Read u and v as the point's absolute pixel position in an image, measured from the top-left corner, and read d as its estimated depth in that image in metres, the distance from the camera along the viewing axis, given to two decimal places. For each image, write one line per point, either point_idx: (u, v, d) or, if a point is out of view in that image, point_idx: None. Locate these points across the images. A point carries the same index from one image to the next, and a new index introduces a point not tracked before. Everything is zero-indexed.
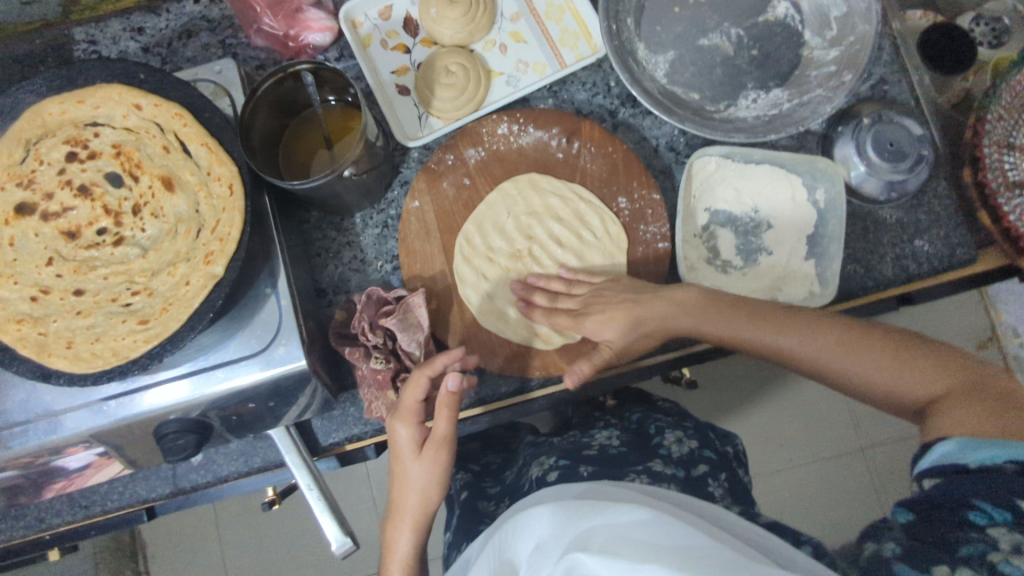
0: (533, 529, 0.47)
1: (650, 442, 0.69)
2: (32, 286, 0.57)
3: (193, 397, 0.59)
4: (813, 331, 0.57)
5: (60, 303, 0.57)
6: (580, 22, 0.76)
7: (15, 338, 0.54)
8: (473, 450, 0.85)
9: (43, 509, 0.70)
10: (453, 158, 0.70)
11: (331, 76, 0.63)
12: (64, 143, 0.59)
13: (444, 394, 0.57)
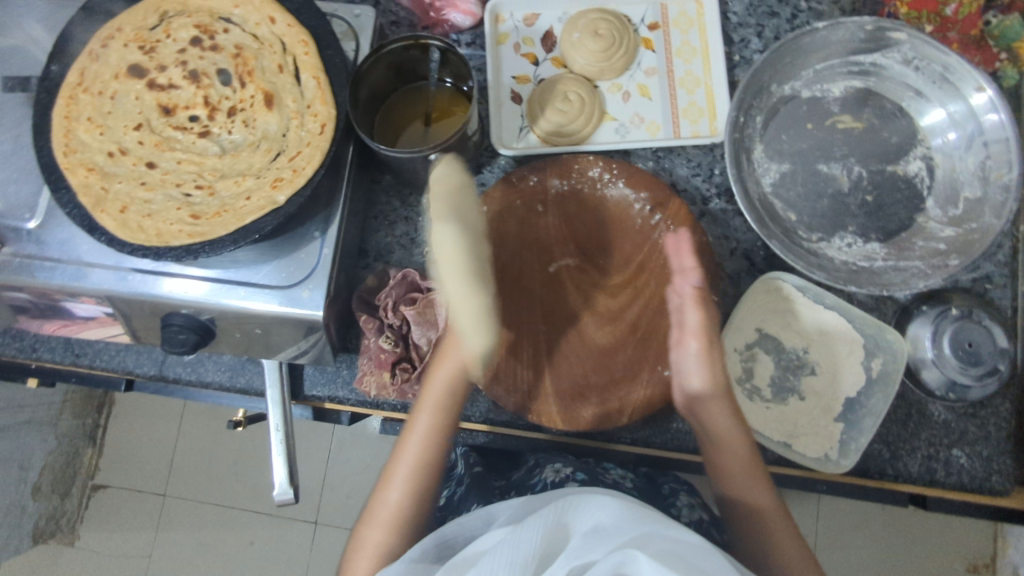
0: (589, 505, 0.49)
1: (660, 497, 0.68)
2: (114, 145, 0.59)
3: (213, 302, 0.60)
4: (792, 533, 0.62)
5: (130, 168, 0.59)
6: (710, 100, 0.74)
7: (79, 182, 0.56)
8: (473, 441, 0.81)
9: (40, 340, 0.72)
10: (536, 181, 0.69)
11: (456, 62, 0.63)
12: (197, 28, 0.62)
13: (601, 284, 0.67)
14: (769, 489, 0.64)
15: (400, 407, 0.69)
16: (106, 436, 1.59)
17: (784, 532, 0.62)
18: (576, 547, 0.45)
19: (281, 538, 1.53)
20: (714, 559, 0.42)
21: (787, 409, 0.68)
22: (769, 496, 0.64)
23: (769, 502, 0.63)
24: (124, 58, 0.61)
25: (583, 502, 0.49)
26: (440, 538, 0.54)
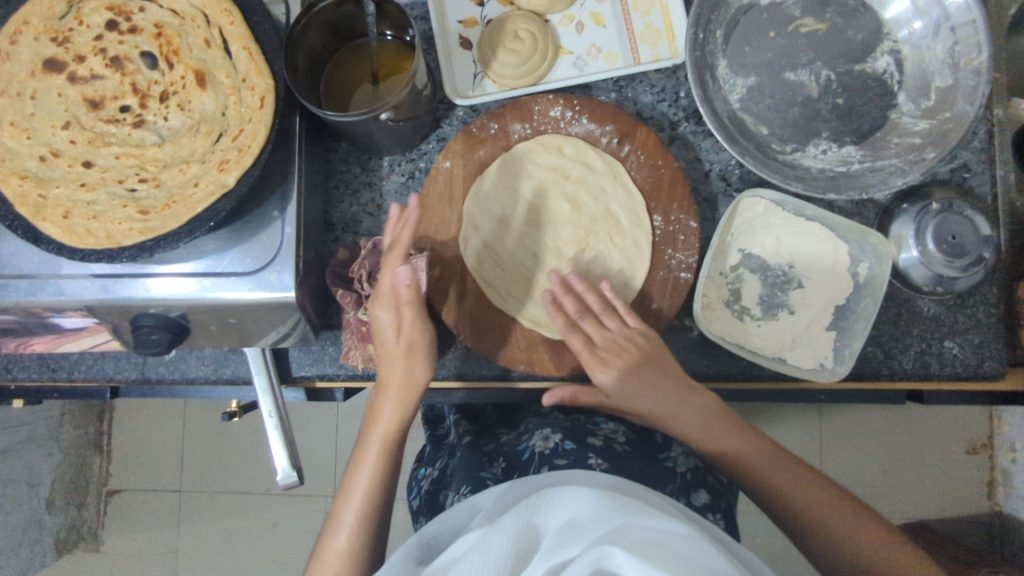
0: (561, 500, 0.47)
1: (654, 453, 0.70)
2: (45, 148, 0.56)
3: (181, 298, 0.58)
4: (808, 481, 0.57)
5: (65, 169, 0.56)
6: (666, 21, 0.71)
7: (14, 193, 0.53)
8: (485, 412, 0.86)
9: (12, 359, 0.70)
10: (496, 128, 0.67)
11: (394, 12, 0.59)
12: (110, 12, 0.57)
13: (406, 289, 0.59)
14: (757, 449, 0.59)
15: None
16: (111, 443, 1.59)
17: (797, 486, 0.57)
18: (555, 547, 0.43)
19: (300, 516, 1.55)
20: (696, 548, 0.42)
21: (778, 326, 0.67)
22: (763, 455, 0.59)
23: (761, 464, 0.58)
24: (36, 53, 0.56)
25: (554, 498, 0.47)
26: (420, 540, 0.52)
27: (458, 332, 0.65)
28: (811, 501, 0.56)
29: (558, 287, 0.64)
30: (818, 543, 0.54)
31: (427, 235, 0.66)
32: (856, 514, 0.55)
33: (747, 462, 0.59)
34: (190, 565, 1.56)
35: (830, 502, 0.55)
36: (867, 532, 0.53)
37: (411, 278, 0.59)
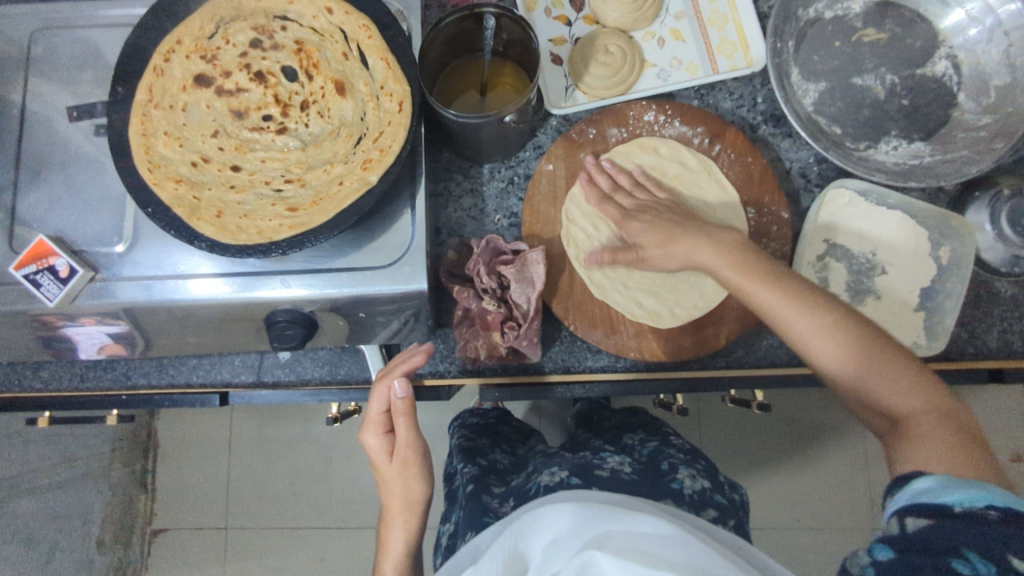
0: (544, 519, 0.53)
1: (662, 477, 0.73)
2: (196, 153, 0.60)
3: (232, 296, 0.61)
4: (834, 328, 0.56)
5: (215, 174, 0.60)
6: (741, 34, 0.77)
7: (173, 197, 0.57)
8: (483, 446, 0.97)
9: (132, 366, 0.72)
10: (594, 133, 0.73)
11: (511, 26, 0.65)
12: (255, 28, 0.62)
13: (400, 402, 0.59)
14: (784, 300, 0.57)
15: (501, 370, 0.72)
16: (156, 480, 1.56)
17: (821, 337, 0.56)
18: (544, 560, 0.49)
19: (350, 549, 1.54)
20: (678, 548, 0.47)
21: (868, 309, 0.71)
22: (789, 307, 0.56)
23: (789, 318, 0.56)
24: (188, 66, 0.61)
25: (537, 520, 0.53)
26: None
27: (568, 322, 0.69)
28: (836, 347, 0.55)
29: (592, 168, 0.70)
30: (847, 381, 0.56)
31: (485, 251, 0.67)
32: (881, 357, 0.55)
33: (775, 314, 0.57)
34: None
35: (851, 349, 0.55)
36: (890, 376, 0.54)
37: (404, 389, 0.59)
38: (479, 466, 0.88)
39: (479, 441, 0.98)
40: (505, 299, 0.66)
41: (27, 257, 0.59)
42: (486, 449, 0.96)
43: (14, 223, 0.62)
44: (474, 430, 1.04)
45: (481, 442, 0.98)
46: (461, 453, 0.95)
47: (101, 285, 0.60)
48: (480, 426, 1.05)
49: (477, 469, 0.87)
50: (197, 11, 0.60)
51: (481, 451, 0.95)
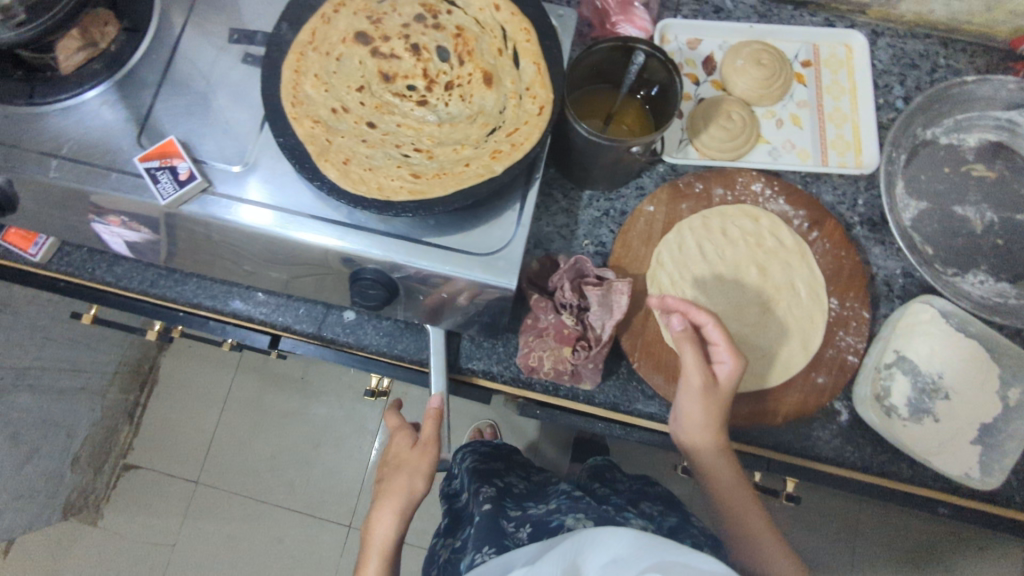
0: (600, 542, 0.53)
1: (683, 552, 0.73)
2: (337, 101, 0.63)
3: (282, 233, 0.61)
4: (733, 462, 0.69)
5: (350, 125, 0.62)
6: (856, 135, 0.80)
7: (308, 136, 0.59)
8: (497, 468, 0.97)
9: (202, 286, 0.73)
10: (700, 188, 0.75)
11: (656, 68, 0.68)
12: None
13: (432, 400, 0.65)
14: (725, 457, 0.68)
15: (550, 390, 0.71)
16: (145, 415, 1.57)
17: (733, 488, 0.69)
18: None
19: (311, 540, 1.51)
20: None
21: (923, 428, 0.71)
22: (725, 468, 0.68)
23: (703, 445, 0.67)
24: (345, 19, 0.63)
25: (593, 541, 0.53)
26: None
27: (633, 358, 0.70)
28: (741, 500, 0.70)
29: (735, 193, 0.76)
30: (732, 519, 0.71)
31: (576, 269, 0.69)
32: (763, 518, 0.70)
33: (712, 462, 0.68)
34: (183, 563, 1.49)
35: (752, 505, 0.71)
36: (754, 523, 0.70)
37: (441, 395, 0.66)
38: (495, 487, 0.89)
39: (494, 464, 0.99)
40: (581, 318, 0.67)
41: (153, 152, 0.61)
42: (501, 472, 0.96)
43: (147, 120, 0.65)
44: (489, 454, 1.04)
45: (495, 464, 0.98)
46: (475, 473, 0.95)
47: (211, 198, 0.62)
48: (494, 452, 1.05)
49: (494, 492, 0.87)
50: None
51: (496, 474, 0.95)
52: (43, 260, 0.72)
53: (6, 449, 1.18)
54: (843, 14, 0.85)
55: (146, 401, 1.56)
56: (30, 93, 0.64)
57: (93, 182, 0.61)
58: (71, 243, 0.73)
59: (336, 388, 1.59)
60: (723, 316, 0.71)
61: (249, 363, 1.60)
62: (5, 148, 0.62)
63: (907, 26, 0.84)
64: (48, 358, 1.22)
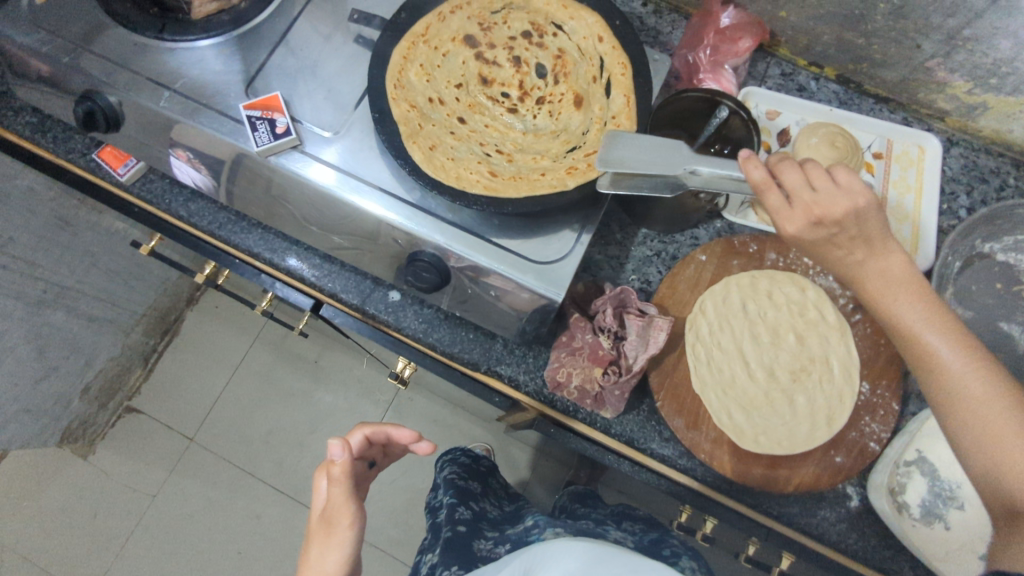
0: (558, 557, 0.49)
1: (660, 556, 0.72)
2: (436, 95, 0.67)
3: (339, 193, 0.64)
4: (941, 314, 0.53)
5: (442, 118, 0.66)
6: (914, 234, 0.81)
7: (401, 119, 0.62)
8: (474, 490, 0.97)
9: (263, 237, 0.77)
10: (754, 249, 0.77)
11: (736, 125, 0.71)
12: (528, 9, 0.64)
13: (334, 467, 0.63)
14: (930, 321, 0.53)
15: (570, 411, 0.72)
16: (158, 362, 1.60)
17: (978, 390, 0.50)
18: None
19: (286, 523, 1.50)
20: None
21: (931, 535, 0.67)
22: (918, 305, 0.53)
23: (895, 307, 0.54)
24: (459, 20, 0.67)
25: (552, 555, 0.49)
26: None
27: (658, 397, 0.71)
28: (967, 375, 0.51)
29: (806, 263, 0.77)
30: (949, 403, 0.51)
31: (622, 299, 0.70)
32: (994, 379, 0.51)
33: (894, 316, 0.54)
34: (159, 517, 1.49)
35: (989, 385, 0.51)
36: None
37: (343, 454, 0.62)
38: (471, 510, 0.88)
39: (471, 484, 0.98)
40: (618, 345, 0.69)
41: (258, 103, 0.65)
42: (479, 493, 0.96)
43: (256, 75, 0.69)
44: (466, 470, 1.03)
45: (471, 486, 0.97)
46: (455, 489, 0.94)
47: (299, 156, 0.65)
48: (471, 469, 1.05)
49: (469, 514, 0.86)
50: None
51: (473, 494, 0.94)
52: (128, 182, 0.76)
53: (29, 360, 1.21)
54: (920, 117, 0.87)
55: (163, 349, 1.59)
56: (161, 29, 0.69)
57: (197, 119, 0.66)
58: (157, 172, 0.78)
59: (345, 378, 1.60)
60: (754, 375, 0.71)
61: (269, 336, 1.62)
62: (126, 72, 0.67)
63: (983, 140, 0.86)
64: (90, 284, 1.25)
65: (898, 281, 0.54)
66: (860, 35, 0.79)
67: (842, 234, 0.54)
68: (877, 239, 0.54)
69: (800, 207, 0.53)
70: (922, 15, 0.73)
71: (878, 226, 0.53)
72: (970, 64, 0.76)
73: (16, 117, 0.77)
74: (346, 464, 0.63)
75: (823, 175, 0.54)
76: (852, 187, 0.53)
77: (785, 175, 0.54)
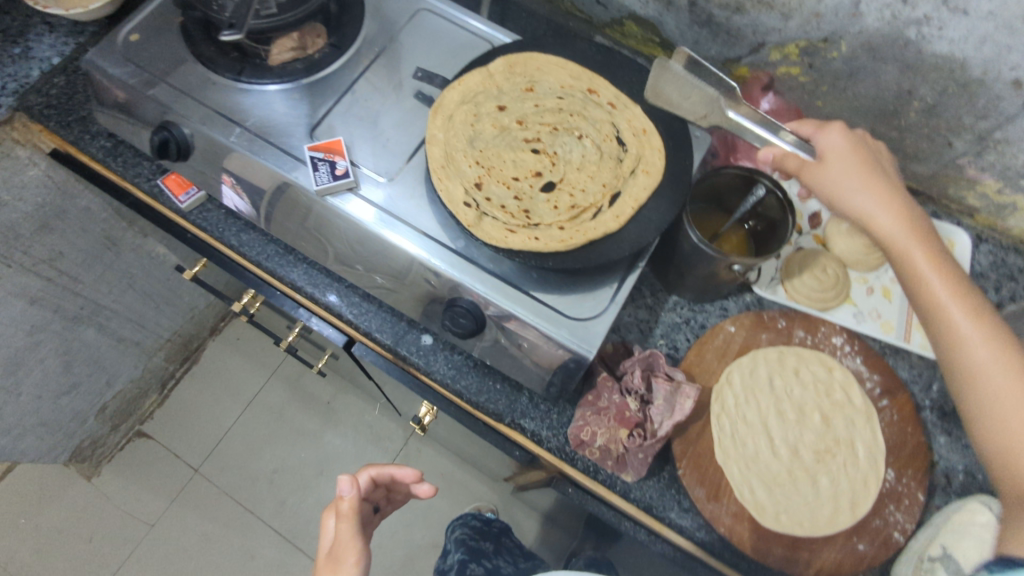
0: None
1: None
2: (474, 163, 0.69)
3: (374, 228, 0.67)
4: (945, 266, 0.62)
5: (459, 187, 0.67)
6: None
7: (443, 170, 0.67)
8: (485, 549, 0.97)
9: (306, 272, 0.79)
10: (783, 325, 0.79)
11: (771, 205, 0.74)
12: (579, 157, 0.71)
13: (343, 502, 0.65)
14: (934, 266, 0.62)
15: (590, 471, 0.72)
16: (175, 389, 1.61)
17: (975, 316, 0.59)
18: None
19: (280, 567, 1.46)
20: None
21: None
22: (939, 267, 0.62)
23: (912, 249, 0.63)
24: (521, 140, 0.72)
25: None
26: None
27: (680, 464, 0.71)
28: (993, 367, 0.57)
29: (839, 344, 0.78)
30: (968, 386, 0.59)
31: (650, 365, 0.71)
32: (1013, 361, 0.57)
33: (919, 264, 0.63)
34: (154, 547, 1.46)
35: (1008, 368, 0.57)
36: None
37: (351, 490, 0.65)
38: (481, 569, 0.90)
39: (485, 543, 0.98)
40: (644, 409, 0.69)
41: (321, 145, 0.69)
42: (492, 551, 0.97)
43: (321, 119, 0.73)
44: (477, 532, 1.02)
45: (483, 545, 0.98)
46: (466, 547, 0.96)
47: (352, 197, 0.68)
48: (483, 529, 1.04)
49: (481, 572, 0.89)
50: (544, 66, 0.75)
51: (485, 553, 0.95)
52: (187, 209, 0.80)
53: (55, 374, 1.23)
54: (951, 212, 0.90)
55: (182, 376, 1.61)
56: (239, 72, 0.74)
57: (262, 154, 0.70)
58: (215, 203, 0.82)
59: (356, 422, 1.60)
60: (777, 452, 0.71)
61: (287, 372, 1.64)
62: (202, 107, 0.72)
63: (1012, 240, 0.88)
64: (124, 305, 1.29)
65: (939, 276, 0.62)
66: (893, 129, 0.83)
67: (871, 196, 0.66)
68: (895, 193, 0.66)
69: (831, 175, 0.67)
70: (954, 115, 0.76)
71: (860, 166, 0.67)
72: (1000, 165, 0.79)
73: (91, 140, 0.82)
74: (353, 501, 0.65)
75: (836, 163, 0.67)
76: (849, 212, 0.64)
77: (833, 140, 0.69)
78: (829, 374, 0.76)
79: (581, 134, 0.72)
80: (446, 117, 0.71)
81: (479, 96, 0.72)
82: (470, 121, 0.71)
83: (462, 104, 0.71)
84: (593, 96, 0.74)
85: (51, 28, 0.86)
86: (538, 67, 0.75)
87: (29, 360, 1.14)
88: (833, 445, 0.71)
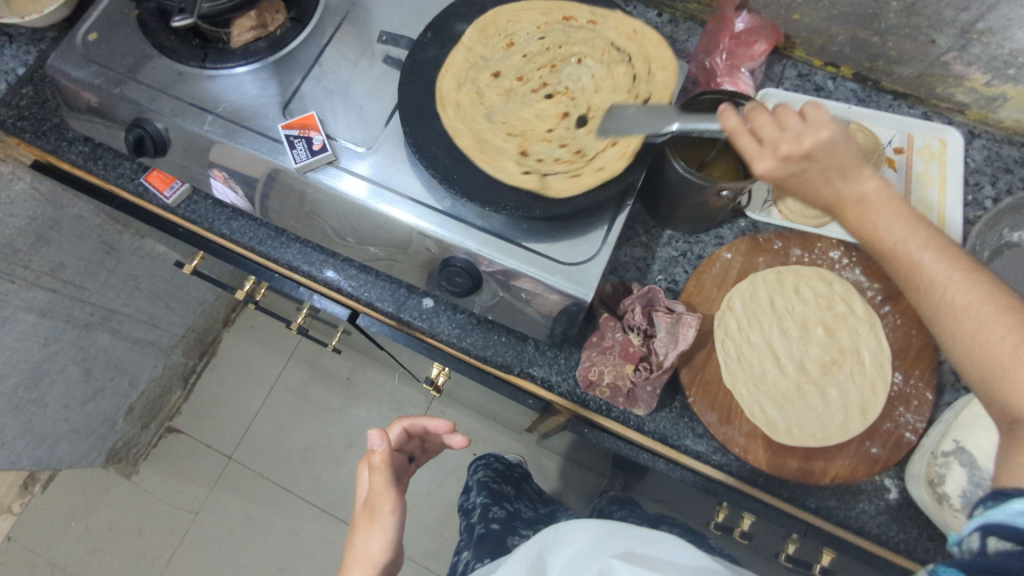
0: (565, 543, 0.57)
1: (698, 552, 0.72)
2: (507, 137, 0.69)
3: (371, 204, 0.67)
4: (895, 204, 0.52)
5: (507, 162, 0.66)
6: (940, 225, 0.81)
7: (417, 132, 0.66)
8: (507, 492, 0.99)
9: (301, 252, 0.80)
10: (779, 246, 0.78)
11: None
12: (590, 80, 0.72)
13: (376, 457, 0.65)
14: (886, 212, 0.52)
15: (604, 410, 0.74)
16: (197, 383, 1.65)
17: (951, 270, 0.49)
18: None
19: (323, 538, 1.52)
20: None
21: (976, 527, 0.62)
22: (899, 224, 0.52)
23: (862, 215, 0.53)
24: (532, 95, 0.72)
25: (559, 543, 0.58)
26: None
27: (689, 393, 0.72)
28: (982, 306, 0.48)
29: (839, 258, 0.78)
30: (955, 326, 0.49)
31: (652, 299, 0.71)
32: (1002, 305, 0.47)
33: (857, 200, 0.53)
34: (200, 534, 1.52)
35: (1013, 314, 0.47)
36: None
37: (382, 444, 0.64)
38: (505, 510, 0.91)
39: (505, 487, 1.01)
40: (648, 342, 0.70)
41: (295, 122, 0.69)
42: (513, 495, 0.99)
43: (293, 96, 0.73)
44: (500, 476, 1.06)
45: (504, 489, 1.00)
46: (487, 491, 0.97)
47: (336, 171, 0.68)
48: (504, 475, 1.07)
49: (503, 513, 0.90)
50: (507, 10, 0.72)
51: (506, 496, 0.97)
52: (174, 203, 0.81)
53: (77, 382, 1.26)
54: (940, 111, 0.88)
55: (201, 369, 1.64)
56: (203, 58, 0.73)
57: (238, 140, 0.70)
58: (201, 193, 0.82)
59: (378, 394, 1.63)
60: (785, 369, 0.72)
61: (302, 354, 1.66)
62: (172, 100, 0.71)
63: (1005, 132, 0.86)
64: (133, 307, 1.30)
65: (892, 226, 0.51)
66: (874, 34, 0.81)
67: (814, 169, 0.53)
68: (856, 169, 0.52)
69: (768, 146, 0.53)
70: (935, 11, 0.74)
71: (845, 156, 0.52)
72: (987, 56, 0.77)
73: (69, 147, 0.82)
74: (385, 454, 0.65)
75: (794, 113, 0.53)
76: (839, 150, 0.52)
77: (759, 121, 0.54)
78: (829, 287, 0.76)
79: (579, 58, 0.72)
80: (454, 105, 0.68)
81: (473, 72, 0.71)
82: (477, 100, 0.70)
83: (461, 86, 0.70)
84: (571, 22, 0.73)
85: (10, 37, 0.85)
86: (509, 18, 0.73)
87: (50, 371, 1.17)
88: (839, 355, 0.72)
